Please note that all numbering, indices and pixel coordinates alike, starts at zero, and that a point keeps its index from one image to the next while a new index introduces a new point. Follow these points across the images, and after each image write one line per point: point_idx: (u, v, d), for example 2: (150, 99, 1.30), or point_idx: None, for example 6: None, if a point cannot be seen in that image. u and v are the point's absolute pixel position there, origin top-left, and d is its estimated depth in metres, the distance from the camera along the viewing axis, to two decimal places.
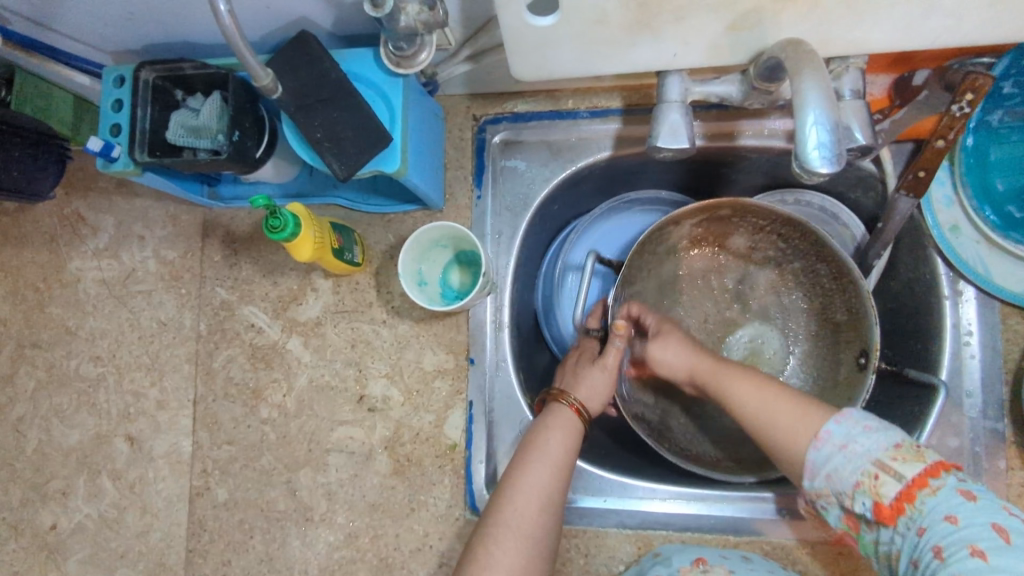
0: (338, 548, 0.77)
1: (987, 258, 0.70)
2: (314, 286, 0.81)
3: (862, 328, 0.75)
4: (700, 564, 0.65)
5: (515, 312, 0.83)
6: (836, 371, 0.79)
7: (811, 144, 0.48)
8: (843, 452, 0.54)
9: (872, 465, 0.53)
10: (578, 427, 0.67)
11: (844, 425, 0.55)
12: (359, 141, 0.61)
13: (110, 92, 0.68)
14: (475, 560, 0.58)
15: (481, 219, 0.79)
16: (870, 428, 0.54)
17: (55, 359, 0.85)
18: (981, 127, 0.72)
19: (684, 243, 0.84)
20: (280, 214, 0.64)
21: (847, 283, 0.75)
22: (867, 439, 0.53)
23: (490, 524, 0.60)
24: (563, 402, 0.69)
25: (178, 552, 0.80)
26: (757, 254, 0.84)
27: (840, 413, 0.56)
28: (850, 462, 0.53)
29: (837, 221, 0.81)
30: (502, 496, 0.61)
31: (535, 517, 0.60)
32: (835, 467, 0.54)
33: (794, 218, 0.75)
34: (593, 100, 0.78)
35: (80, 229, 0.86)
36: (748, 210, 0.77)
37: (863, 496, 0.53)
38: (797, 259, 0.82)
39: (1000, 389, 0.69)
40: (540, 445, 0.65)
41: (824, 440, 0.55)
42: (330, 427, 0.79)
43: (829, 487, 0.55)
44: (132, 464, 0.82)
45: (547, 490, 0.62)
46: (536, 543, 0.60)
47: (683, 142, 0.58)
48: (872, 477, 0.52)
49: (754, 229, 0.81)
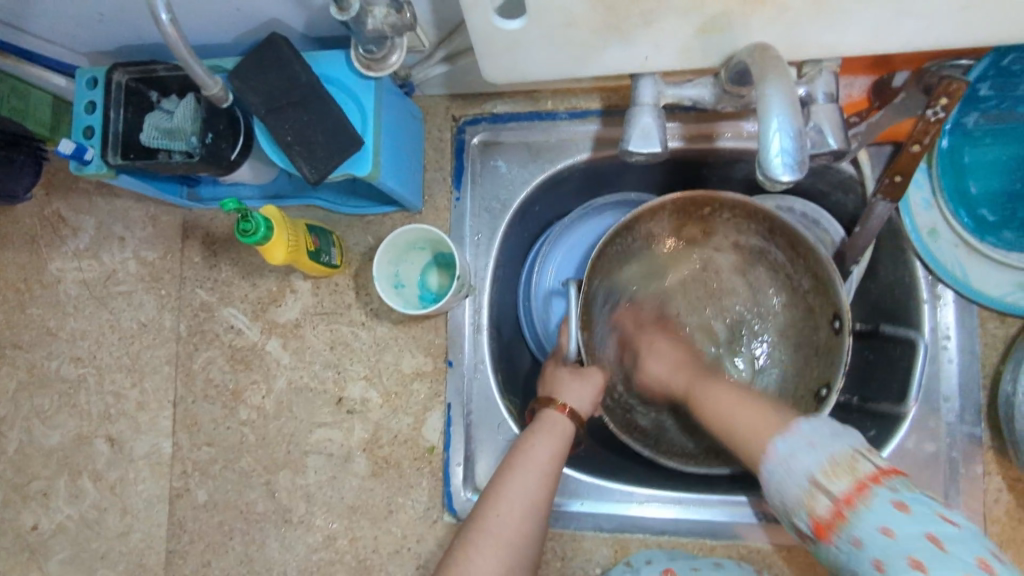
0: (317, 549, 0.77)
1: (965, 262, 0.70)
2: (294, 288, 0.81)
3: (829, 292, 0.73)
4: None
5: (494, 312, 0.82)
6: (817, 338, 0.77)
7: (774, 151, 0.47)
8: (784, 472, 0.51)
9: (808, 482, 0.49)
10: (565, 429, 0.67)
11: (790, 442, 0.52)
12: (330, 145, 0.61)
13: (83, 93, 0.68)
14: (452, 566, 0.58)
15: (460, 222, 0.79)
16: (811, 444, 0.51)
17: (35, 360, 0.85)
18: (956, 129, 0.71)
19: (641, 241, 0.82)
20: (252, 218, 0.64)
21: (807, 249, 0.74)
22: (805, 456, 0.50)
23: (472, 529, 0.60)
24: (551, 408, 0.69)
25: (158, 552, 0.80)
26: (715, 237, 0.82)
27: (787, 428, 0.53)
28: (788, 482, 0.51)
29: (794, 212, 0.81)
30: (485, 503, 0.61)
31: (515, 524, 0.60)
32: (779, 486, 0.51)
33: (741, 199, 0.74)
34: (572, 100, 0.77)
35: (61, 229, 0.86)
36: (698, 200, 0.76)
37: (802, 514, 0.50)
38: (753, 234, 0.80)
39: (978, 394, 0.69)
40: (524, 452, 0.64)
41: (769, 461, 0.53)
42: (309, 429, 0.79)
43: (777, 505, 0.52)
44: (112, 465, 0.82)
45: (530, 498, 0.62)
46: (517, 552, 0.59)
47: (655, 145, 0.58)
48: (808, 495, 0.49)
49: (704, 217, 0.80)
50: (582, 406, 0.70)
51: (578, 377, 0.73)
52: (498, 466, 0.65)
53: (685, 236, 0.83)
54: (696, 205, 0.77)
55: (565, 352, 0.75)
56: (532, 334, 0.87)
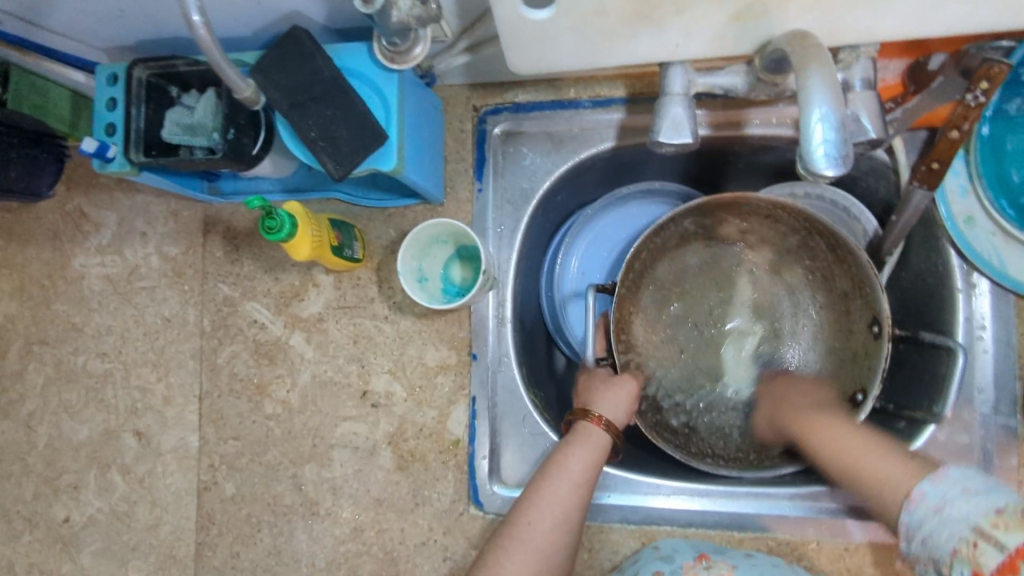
0: (344, 541, 0.78)
1: (1001, 249, 0.68)
2: (316, 282, 0.80)
3: (870, 296, 0.72)
4: (703, 560, 0.65)
5: (517, 306, 0.82)
6: (852, 341, 0.76)
7: (816, 143, 0.46)
8: (938, 516, 0.48)
9: (971, 531, 0.46)
10: (603, 443, 0.67)
11: (939, 486, 0.49)
12: (354, 139, 0.59)
13: (103, 90, 0.67)
14: (486, 568, 0.60)
15: (483, 213, 0.78)
16: (971, 492, 0.48)
17: (62, 355, 0.86)
18: (998, 115, 0.69)
19: (673, 241, 0.81)
20: (276, 215, 0.63)
21: (847, 254, 0.73)
22: (965, 501, 0.47)
23: (504, 535, 0.62)
24: (589, 420, 0.69)
25: (188, 544, 0.81)
26: (749, 237, 0.81)
27: (936, 473, 0.51)
28: (945, 527, 0.47)
29: (824, 200, 0.79)
30: (519, 509, 0.63)
31: (550, 534, 0.62)
32: (926, 531, 0.48)
33: (780, 203, 0.73)
34: (596, 88, 0.76)
35: (83, 225, 0.86)
36: (739, 203, 0.74)
37: (962, 565, 0.46)
38: (790, 233, 0.79)
39: (1013, 385, 0.67)
40: (559, 463, 0.65)
41: (917, 504, 0.50)
42: (334, 423, 0.79)
43: (925, 552, 0.48)
44: (140, 459, 0.83)
45: (562, 507, 0.63)
46: (549, 559, 0.61)
47: (686, 137, 0.56)
48: (969, 544, 0.45)
49: (740, 217, 0.78)
50: (619, 417, 0.70)
51: (610, 387, 0.73)
52: (535, 473, 0.67)
53: (717, 237, 0.82)
54: (733, 208, 0.76)
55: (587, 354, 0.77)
56: (555, 328, 0.87)
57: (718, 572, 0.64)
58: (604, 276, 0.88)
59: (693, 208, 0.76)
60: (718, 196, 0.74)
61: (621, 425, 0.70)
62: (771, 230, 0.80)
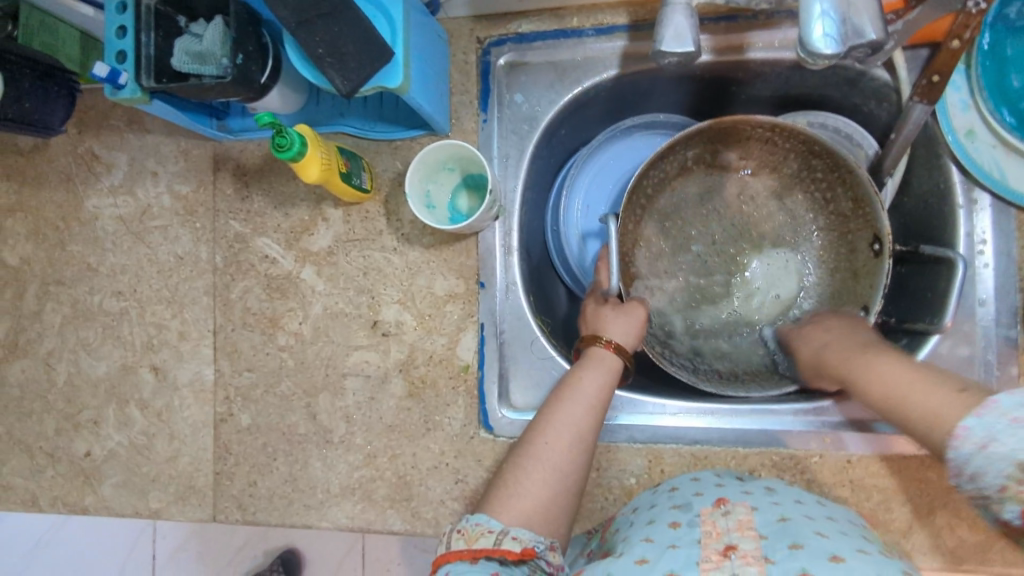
0: (358, 467, 0.80)
1: (1003, 162, 0.69)
2: (326, 216, 0.82)
3: (872, 216, 0.73)
4: (722, 504, 0.61)
5: (523, 237, 0.83)
6: (853, 261, 0.78)
7: (817, 33, 0.50)
8: (985, 453, 0.44)
9: (1017, 467, 0.43)
10: (615, 364, 0.69)
11: (984, 419, 0.45)
12: (361, 54, 0.61)
13: (113, 18, 0.67)
14: (506, 486, 0.61)
15: (488, 142, 0.79)
16: (1015, 424, 0.43)
17: (78, 295, 0.88)
18: (998, 21, 0.70)
19: (676, 169, 0.82)
20: (286, 133, 0.65)
21: (848, 176, 0.74)
22: (1011, 440, 0.43)
23: (523, 454, 0.63)
24: (598, 344, 0.70)
25: (207, 474, 0.84)
26: (750, 163, 0.82)
27: (983, 405, 0.46)
28: (989, 464, 0.44)
29: (827, 127, 0.80)
30: (536, 431, 0.64)
31: (566, 452, 0.63)
32: (974, 468, 0.45)
33: (781, 124, 0.73)
34: (598, 17, 0.76)
35: (95, 166, 0.87)
36: (741, 125, 0.75)
37: (1012, 503, 0.44)
38: (788, 157, 0.80)
39: (1014, 297, 0.68)
40: (574, 386, 0.67)
41: (962, 440, 0.45)
42: (346, 352, 0.81)
43: (970, 488, 0.46)
44: (158, 393, 0.85)
45: (578, 426, 0.64)
46: (566, 478, 0.62)
47: (688, 46, 0.57)
48: (1018, 482, 0.43)
49: (741, 140, 0.79)
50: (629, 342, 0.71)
51: (621, 316, 0.73)
52: (550, 396, 0.68)
53: (718, 164, 0.82)
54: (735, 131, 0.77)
55: (607, 284, 0.75)
56: (561, 261, 0.88)
57: (736, 518, 0.59)
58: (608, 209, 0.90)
59: (695, 133, 0.76)
60: (721, 120, 0.74)
61: (632, 349, 0.72)
62: (771, 156, 0.80)
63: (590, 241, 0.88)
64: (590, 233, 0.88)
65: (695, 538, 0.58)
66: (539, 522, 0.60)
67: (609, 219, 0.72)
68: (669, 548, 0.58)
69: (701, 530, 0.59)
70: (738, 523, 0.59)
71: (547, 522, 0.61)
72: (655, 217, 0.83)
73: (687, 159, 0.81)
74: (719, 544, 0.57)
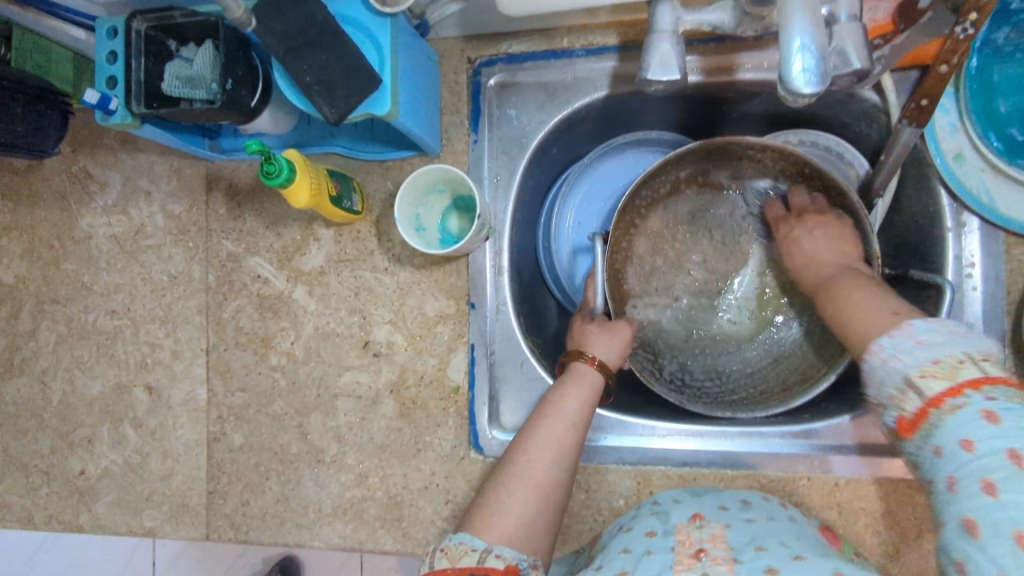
0: (349, 487, 0.80)
1: (991, 187, 0.69)
2: (317, 236, 0.82)
3: None
4: (698, 518, 0.61)
5: (514, 256, 0.83)
6: None
7: (795, 69, 0.50)
8: (885, 366, 0.49)
9: (901, 379, 0.47)
10: (596, 379, 0.69)
11: (895, 340, 0.49)
12: (347, 82, 0.61)
13: (104, 44, 0.68)
14: (488, 505, 0.61)
15: (479, 162, 0.79)
16: (919, 343, 0.47)
17: (73, 314, 0.88)
18: (986, 47, 0.71)
19: (666, 188, 0.81)
20: (275, 159, 0.65)
21: (836, 195, 0.74)
22: (905, 355, 0.47)
23: (504, 473, 0.63)
24: (581, 360, 0.71)
25: (199, 493, 0.84)
26: (740, 181, 0.82)
27: (899, 327, 0.50)
28: (885, 376, 0.48)
29: (817, 146, 0.80)
30: (517, 449, 0.64)
31: (547, 471, 0.63)
32: (873, 377, 0.50)
33: (771, 145, 0.73)
34: (589, 37, 0.76)
35: (89, 186, 0.88)
36: (730, 146, 0.75)
37: (892, 409, 0.48)
38: (778, 176, 0.80)
39: (1003, 320, 0.68)
40: (554, 403, 0.67)
41: (874, 353, 0.50)
42: (338, 372, 0.81)
43: (871, 394, 0.50)
44: (151, 412, 0.86)
45: (559, 444, 0.64)
46: (547, 496, 0.62)
47: (674, 74, 0.57)
48: (899, 391, 0.47)
49: (730, 159, 0.79)
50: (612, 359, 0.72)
51: (606, 331, 0.74)
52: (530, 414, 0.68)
53: (708, 182, 0.82)
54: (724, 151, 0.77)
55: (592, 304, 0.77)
56: (553, 277, 0.89)
57: (710, 531, 0.59)
58: (600, 225, 0.90)
59: (684, 153, 0.76)
60: (710, 140, 0.74)
61: (614, 367, 0.72)
62: (761, 173, 0.80)
63: (581, 259, 0.89)
64: (582, 251, 0.89)
65: (669, 545, 0.58)
66: (520, 540, 0.60)
67: (596, 239, 0.74)
68: (645, 555, 0.58)
69: (675, 539, 0.59)
70: (712, 536, 0.59)
71: (529, 541, 0.60)
72: (647, 236, 0.83)
73: (678, 178, 0.81)
74: (691, 549, 0.58)
